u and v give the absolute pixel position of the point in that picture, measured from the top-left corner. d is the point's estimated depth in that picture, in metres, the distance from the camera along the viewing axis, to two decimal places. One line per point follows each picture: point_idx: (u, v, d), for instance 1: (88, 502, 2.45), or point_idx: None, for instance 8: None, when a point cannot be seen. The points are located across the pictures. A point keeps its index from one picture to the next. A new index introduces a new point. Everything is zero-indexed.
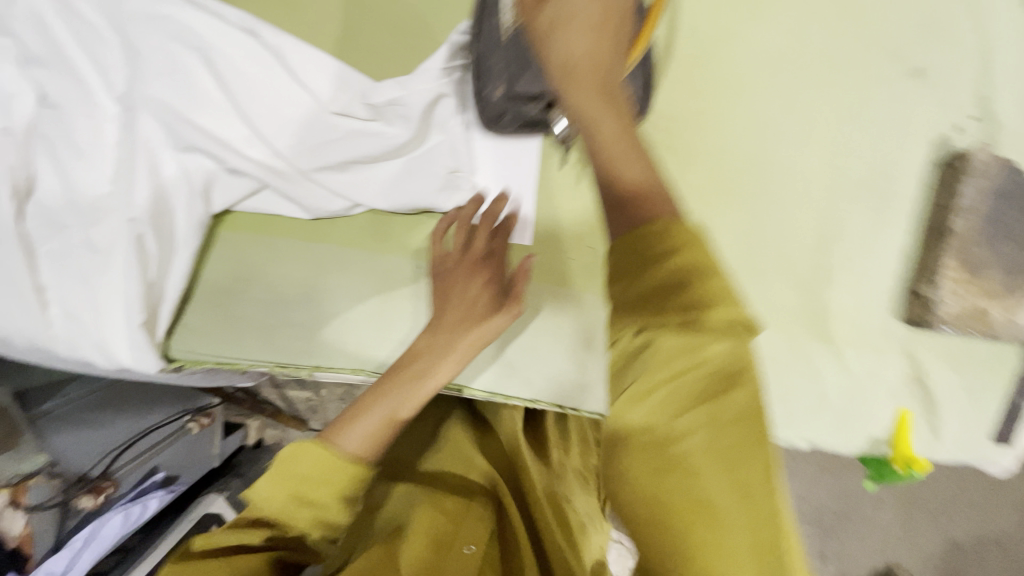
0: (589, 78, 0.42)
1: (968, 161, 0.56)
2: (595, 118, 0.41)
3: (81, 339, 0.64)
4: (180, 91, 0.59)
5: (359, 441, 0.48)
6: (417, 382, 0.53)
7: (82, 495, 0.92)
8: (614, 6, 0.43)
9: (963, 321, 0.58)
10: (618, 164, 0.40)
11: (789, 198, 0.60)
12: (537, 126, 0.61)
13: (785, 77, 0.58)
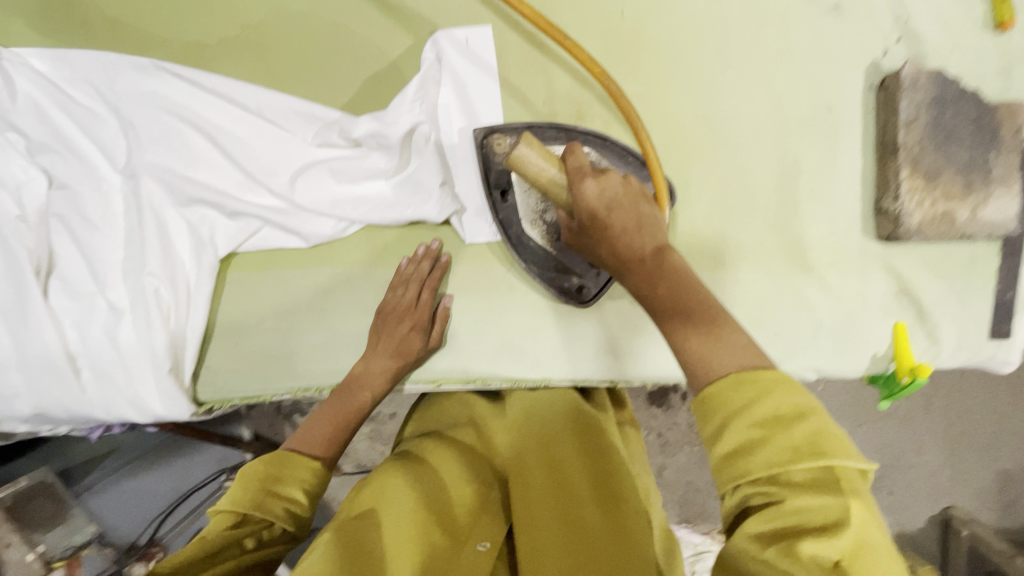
0: (633, 237, 0.48)
1: (899, 79, 0.60)
2: (658, 287, 0.46)
3: (116, 397, 0.69)
4: (174, 153, 0.64)
5: (305, 442, 0.60)
6: (346, 418, 0.62)
7: (134, 562, 0.93)
8: (630, 194, 0.49)
9: (932, 226, 0.62)
10: (705, 362, 0.41)
11: (743, 146, 0.64)
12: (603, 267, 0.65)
13: (716, 37, 0.62)
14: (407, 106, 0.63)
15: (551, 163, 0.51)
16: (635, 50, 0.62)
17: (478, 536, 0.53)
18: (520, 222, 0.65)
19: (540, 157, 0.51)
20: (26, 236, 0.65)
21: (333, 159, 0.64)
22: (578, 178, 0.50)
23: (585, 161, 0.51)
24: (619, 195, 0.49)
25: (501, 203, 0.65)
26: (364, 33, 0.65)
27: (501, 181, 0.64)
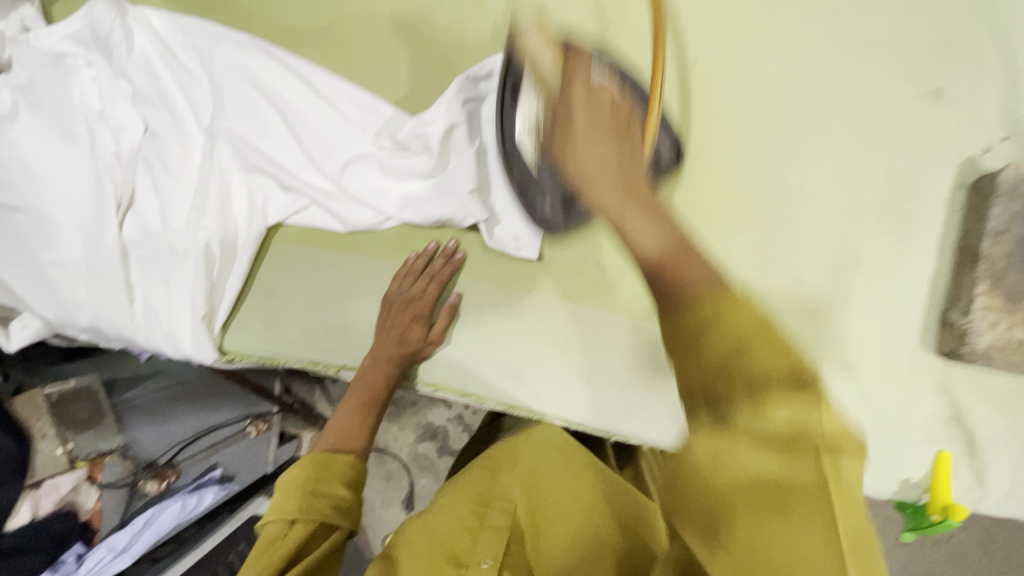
0: (607, 183, 0.34)
1: (995, 182, 0.53)
2: (602, 180, 0.35)
3: (156, 329, 0.75)
4: (249, 123, 0.69)
5: (331, 441, 0.60)
6: (364, 401, 0.63)
7: (149, 478, 1.03)
8: (622, 116, 0.38)
9: (1002, 353, 0.54)
10: (633, 238, 0.32)
11: (798, 220, 0.58)
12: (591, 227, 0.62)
13: (791, 100, 0.58)
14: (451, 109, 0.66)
15: (548, 59, 0.45)
16: (703, 96, 0.59)
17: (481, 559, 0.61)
18: (518, 120, 0.61)
19: (546, 51, 0.45)
20: (116, 172, 0.73)
21: (383, 153, 0.67)
22: (572, 76, 0.39)
23: (586, 60, 0.41)
24: (606, 103, 0.38)
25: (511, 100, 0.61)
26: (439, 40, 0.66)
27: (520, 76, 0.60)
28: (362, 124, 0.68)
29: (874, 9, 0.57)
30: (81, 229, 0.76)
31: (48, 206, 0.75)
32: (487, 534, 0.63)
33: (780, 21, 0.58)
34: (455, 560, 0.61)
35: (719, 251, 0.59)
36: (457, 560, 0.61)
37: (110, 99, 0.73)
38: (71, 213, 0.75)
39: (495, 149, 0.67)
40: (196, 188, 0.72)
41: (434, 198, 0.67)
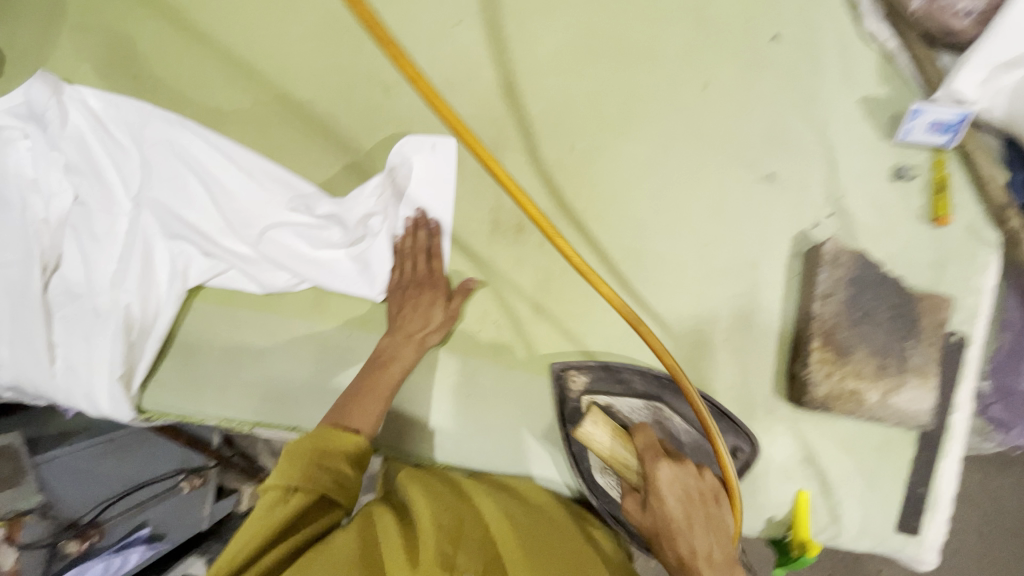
0: (699, 530, 0.49)
1: (820, 253, 0.62)
2: (693, 522, 0.50)
3: (75, 387, 0.77)
4: (176, 195, 0.75)
5: (359, 424, 0.58)
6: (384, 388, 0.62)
7: (70, 539, 1.04)
8: (708, 496, 0.51)
9: (838, 401, 0.62)
10: (692, 545, 0.49)
11: (662, 285, 0.67)
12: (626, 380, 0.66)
13: (652, 182, 0.67)
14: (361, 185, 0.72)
15: (605, 432, 0.58)
16: (577, 181, 0.68)
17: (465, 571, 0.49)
18: (591, 459, 0.66)
19: (608, 442, 0.57)
20: (44, 237, 0.77)
21: (297, 224, 0.73)
22: (661, 462, 0.53)
23: (650, 438, 0.57)
24: (695, 493, 0.51)
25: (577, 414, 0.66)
26: (350, 123, 0.73)
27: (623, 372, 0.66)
28: (277, 196, 0.74)
29: (715, 106, 0.66)
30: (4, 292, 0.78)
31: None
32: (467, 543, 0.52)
33: (640, 114, 0.67)
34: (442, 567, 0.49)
35: (596, 313, 0.68)
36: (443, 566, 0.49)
37: (41, 170, 0.77)
38: None
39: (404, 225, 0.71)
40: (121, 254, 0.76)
41: (344, 264, 0.72)
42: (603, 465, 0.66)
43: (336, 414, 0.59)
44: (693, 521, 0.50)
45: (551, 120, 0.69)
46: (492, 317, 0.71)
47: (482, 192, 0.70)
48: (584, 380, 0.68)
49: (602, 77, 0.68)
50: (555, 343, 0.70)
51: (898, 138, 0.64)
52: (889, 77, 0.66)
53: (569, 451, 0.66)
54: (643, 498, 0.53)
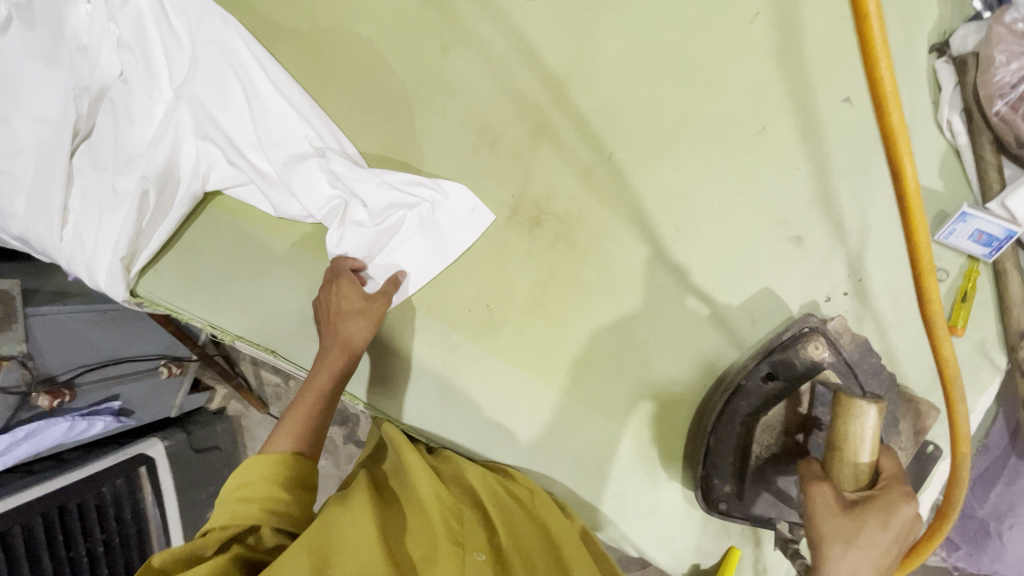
0: (873, 550, 0.51)
1: (828, 327, 0.63)
2: (864, 540, 0.50)
3: (79, 256, 0.79)
4: (215, 100, 0.75)
5: (285, 442, 0.66)
6: (314, 403, 0.67)
7: (41, 394, 1.04)
8: (903, 532, 0.51)
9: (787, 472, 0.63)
10: (851, 566, 0.50)
11: (658, 316, 0.67)
12: (773, 359, 0.64)
13: (680, 213, 0.66)
14: (396, 137, 0.72)
15: (869, 449, 0.54)
16: (605, 192, 0.67)
17: (474, 546, 0.62)
18: (764, 417, 0.63)
19: (871, 438, 0.54)
20: (82, 104, 0.78)
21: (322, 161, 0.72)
22: (906, 496, 0.52)
23: (892, 468, 0.56)
24: (905, 527, 0.51)
25: (757, 381, 0.64)
26: (399, 71, 0.72)
27: (779, 367, 0.63)
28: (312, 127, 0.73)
29: (765, 155, 0.64)
30: (35, 147, 0.80)
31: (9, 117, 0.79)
32: (473, 523, 0.65)
33: (686, 142, 0.66)
34: (454, 540, 0.62)
35: (590, 325, 0.68)
36: (455, 540, 0.62)
37: (94, 39, 0.77)
38: (31, 129, 0.80)
39: (426, 232, 0.70)
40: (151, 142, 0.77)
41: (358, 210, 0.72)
42: (767, 424, 0.64)
43: (266, 442, 0.67)
44: (869, 563, 0.51)
45: (598, 125, 0.67)
46: (486, 301, 0.71)
47: (511, 175, 0.69)
48: (558, 384, 0.69)
49: (661, 95, 0.66)
50: (539, 344, 0.70)
51: (938, 236, 0.63)
52: (949, 171, 0.65)
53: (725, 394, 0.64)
54: (852, 506, 0.52)
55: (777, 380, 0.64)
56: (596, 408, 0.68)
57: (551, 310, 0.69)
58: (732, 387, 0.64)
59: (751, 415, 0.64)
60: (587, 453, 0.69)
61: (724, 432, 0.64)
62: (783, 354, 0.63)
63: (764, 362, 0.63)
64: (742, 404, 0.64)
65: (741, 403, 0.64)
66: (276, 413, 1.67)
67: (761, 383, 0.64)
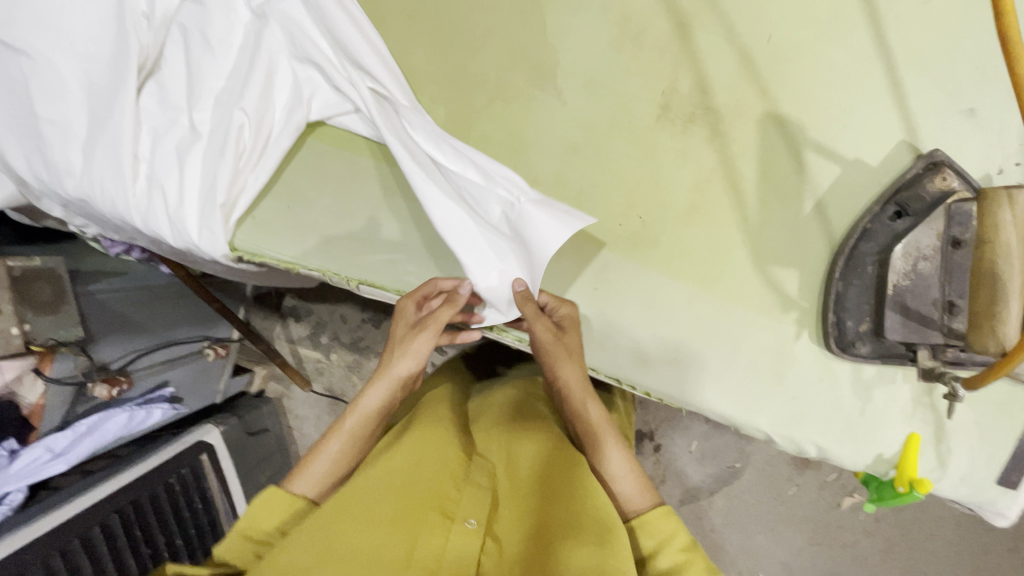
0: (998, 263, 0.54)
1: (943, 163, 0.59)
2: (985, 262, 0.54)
3: (161, 211, 0.70)
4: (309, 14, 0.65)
5: (308, 487, 0.59)
6: (364, 442, 0.63)
7: (98, 383, 0.94)
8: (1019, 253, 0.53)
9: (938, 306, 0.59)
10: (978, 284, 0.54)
11: (826, 207, 0.64)
12: (901, 190, 0.60)
13: (843, 94, 0.62)
14: (521, 38, 0.65)
15: None
16: (761, 80, 0.63)
17: (467, 514, 0.58)
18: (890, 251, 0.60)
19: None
20: (145, 33, 0.68)
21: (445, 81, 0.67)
22: None
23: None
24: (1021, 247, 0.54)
25: (885, 219, 0.61)
26: None
27: (909, 201, 0.60)
28: (429, 44, 0.67)
29: (931, 23, 0.61)
30: (90, 91, 0.69)
31: (54, 60, 0.68)
32: (472, 492, 0.61)
33: (846, 17, 0.62)
34: (444, 510, 0.57)
35: (752, 224, 0.65)
36: (447, 511, 0.58)
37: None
38: (79, 72, 0.68)
39: (523, 232, 0.63)
40: (235, 71, 0.68)
41: (488, 127, 0.67)
42: (899, 259, 0.60)
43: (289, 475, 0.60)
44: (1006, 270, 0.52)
45: (749, 6, 0.62)
46: (636, 211, 0.66)
47: (656, 71, 0.64)
48: (722, 291, 0.65)
49: None
50: (700, 251, 0.66)
51: None
52: None
53: (855, 228, 0.61)
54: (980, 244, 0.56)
55: (906, 218, 0.60)
56: (764, 311, 0.65)
57: (708, 213, 0.65)
58: (860, 230, 0.61)
59: (882, 254, 0.61)
60: (761, 361, 0.65)
61: (855, 279, 0.62)
62: (910, 190, 0.60)
63: (891, 201, 0.60)
64: (871, 246, 0.61)
65: (869, 245, 0.61)
66: (319, 390, 1.60)
67: (889, 222, 0.61)
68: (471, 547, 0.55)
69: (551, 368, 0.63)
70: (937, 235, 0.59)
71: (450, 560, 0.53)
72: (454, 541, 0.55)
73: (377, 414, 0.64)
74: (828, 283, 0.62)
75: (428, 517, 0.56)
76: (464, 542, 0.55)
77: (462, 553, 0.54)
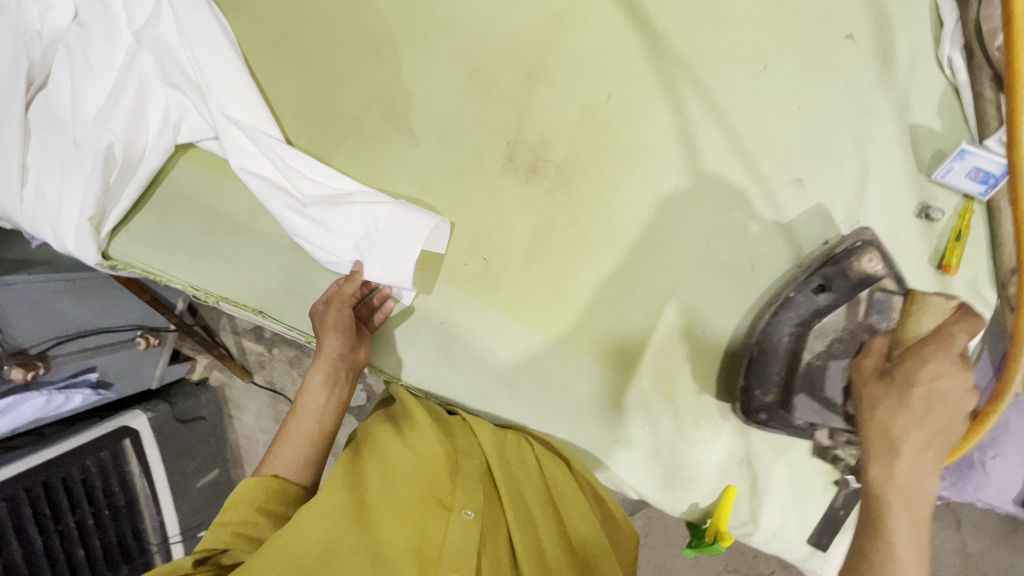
0: (931, 424, 0.52)
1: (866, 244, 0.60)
2: (894, 426, 0.53)
3: (40, 217, 0.72)
4: (180, 51, 0.69)
5: (283, 466, 0.65)
6: (324, 414, 0.68)
7: (14, 367, 1.00)
8: (939, 408, 0.53)
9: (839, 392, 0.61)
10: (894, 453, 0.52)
11: (659, 263, 0.65)
12: (827, 267, 0.60)
13: (680, 156, 0.64)
14: (380, 81, 0.68)
15: (930, 323, 0.56)
16: (601, 135, 0.65)
17: (462, 505, 0.62)
18: (816, 323, 0.60)
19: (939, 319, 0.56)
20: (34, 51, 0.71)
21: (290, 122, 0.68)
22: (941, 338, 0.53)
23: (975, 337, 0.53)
24: (942, 399, 0.53)
25: (808, 289, 0.60)
26: (383, 9, 0.67)
27: (832, 278, 0.60)
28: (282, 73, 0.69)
29: (766, 93, 0.62)
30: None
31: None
32: (466, 483, 0.64)
33: (684, 81, 0.63)
34: (439, 501, 0.63)
35: (589, 274, 0.66)
36: (443, 502, 0.63)
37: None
38: None
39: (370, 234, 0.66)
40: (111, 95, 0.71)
41: (348, 162, 0.69)
42: (819, 333, 0.60)
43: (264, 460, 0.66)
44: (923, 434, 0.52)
45: (594, 64, 0.64)
46: (482, 253, 0.68)
47: (504, 120, 0.66)
48: (557, 334, 0.67)
49: (660, 31, 0.63)
50: (538, 295, 0.67)
51: (936, 175, 0.63)
52: (947, 111, 0.63)
53: (781, 296, 0.61)
54: (889, 367, 0.56)
55: (828, 292, 0.60)
56: (598, 358, 0.66)
57: (549, 261, 0.67)
58: (782, 298, 0.60)
59: (799, 328, 0.61)
60: (590, 407, 0.67)
61: (770, 346, 0.62)
62: (836, 266, 0.60)
63: (817, 274, 0.60)
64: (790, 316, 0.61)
65: (788, 314, 0.61)
66: (260, 382, 1.64)
67: (811, 294, 0.60)
68: (469, 536, 0.60)
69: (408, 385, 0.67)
70: (855, 321, 0.60)
71: (450, 548, 0.59)
72: (452, 533, 0.60)
73: (326, 394, 0.67)
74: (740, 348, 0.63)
75: (422, 514, 0.61)
76: (459, 535, 0.60)
77: (459, 544, 0.60)
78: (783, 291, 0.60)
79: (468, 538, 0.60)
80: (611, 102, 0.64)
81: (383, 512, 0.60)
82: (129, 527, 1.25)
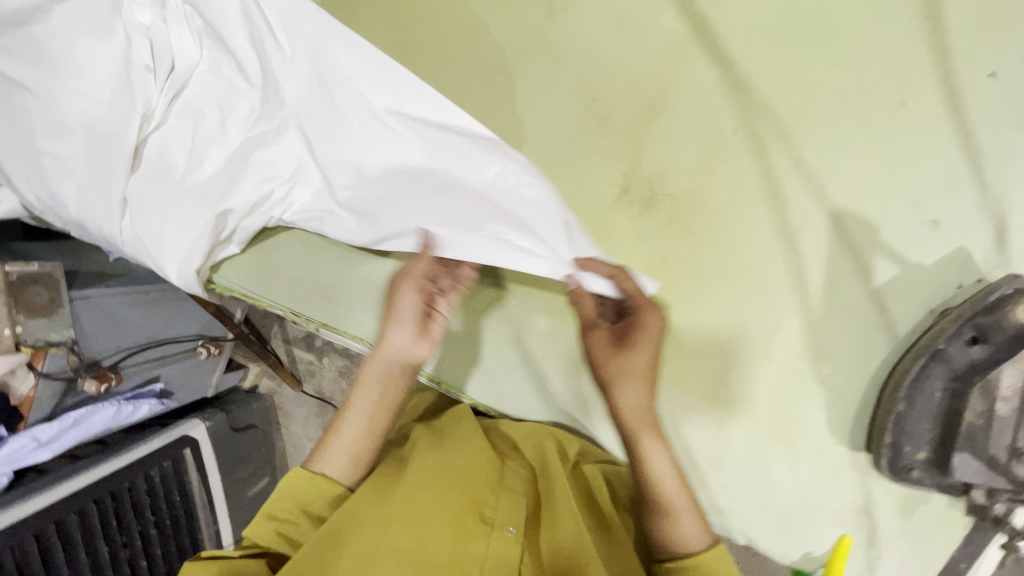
0: None
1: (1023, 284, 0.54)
2: None
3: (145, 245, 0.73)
4: (303, 85, 0.67)
5: (332, 466, 0.64)
6: (379, 406, 0.65)
7: (88, 378, 1.00)
8: None
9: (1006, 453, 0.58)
10: None
11: (779, 303, 0.63)
12: (980, 316, 0.56)
13: (806, 192, 0.61)
14: (493, 112, 0.66)
15: None
16: (725, 171, 0.63)
17: (505, 521, 0.63)
18: (976, 379, 0.57)
19: None
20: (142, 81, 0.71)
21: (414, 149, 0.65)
22: None
23: None
24: None
25: (960, 342, 0.57)
26: (498, 37, 0.65)
27: (988, 329, 0.56)
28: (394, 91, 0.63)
29: (903, 131, 0.60)
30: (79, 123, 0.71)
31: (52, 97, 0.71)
32: (508, 498, 0.66)
33: (816, 116, 0.61)
34: (481, 516, 0.63)
35: (705, 311, 0.64)
36: (484, 516, 0.63)
37: (170, 20, 0.68)
38: (76, 108, 0.71)
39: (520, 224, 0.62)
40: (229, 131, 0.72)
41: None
42: (981, 390, 0.57)
43: (312, 452, 0.66)
44: None
45: (720, 98, 0.62)
46: None
47: (622, 152, 0.64)
48: (669, 374, 0.65)
49: (793, 65, 0.61)
50: None
51: None
52: None
53: (928, 349, 0.57)
54: None
55: (982, 344, 0.57)
56: (712, 400, 0.64)
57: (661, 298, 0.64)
58: (931, 350, 0.57)
59: (952, 382, 0.58)
60: (701, 449, 0.65)
61: (921, 401, 0.59)
62: (990, 316, 0.56)
63: (969, 325, 0.56)
64: (940, 369, 0.58)
65: (938, 368, 0.58)
66: (310, 391, 1.64)
67: (964, 347, 0.57)
68: (513, 551, 0.61)
69: (614, 393, 0.61)
70: (1018, 377, 0.56)
71: (495, 563, 0.59)
72: (496, 547, 0.60)
73: (388, 389, 0.65)
74: (890, 403, 0.59)
75: (460, 525, 0.61)
76: (506, 551, 0.60)
77: (506, 558, 0.60)
78: (933, 345, 0.57)
79: (512, 553, 0.60)
80: (737, 136, 0.62)
81: (432, 514, 0.60)
82: (187, 538, 1.25)
